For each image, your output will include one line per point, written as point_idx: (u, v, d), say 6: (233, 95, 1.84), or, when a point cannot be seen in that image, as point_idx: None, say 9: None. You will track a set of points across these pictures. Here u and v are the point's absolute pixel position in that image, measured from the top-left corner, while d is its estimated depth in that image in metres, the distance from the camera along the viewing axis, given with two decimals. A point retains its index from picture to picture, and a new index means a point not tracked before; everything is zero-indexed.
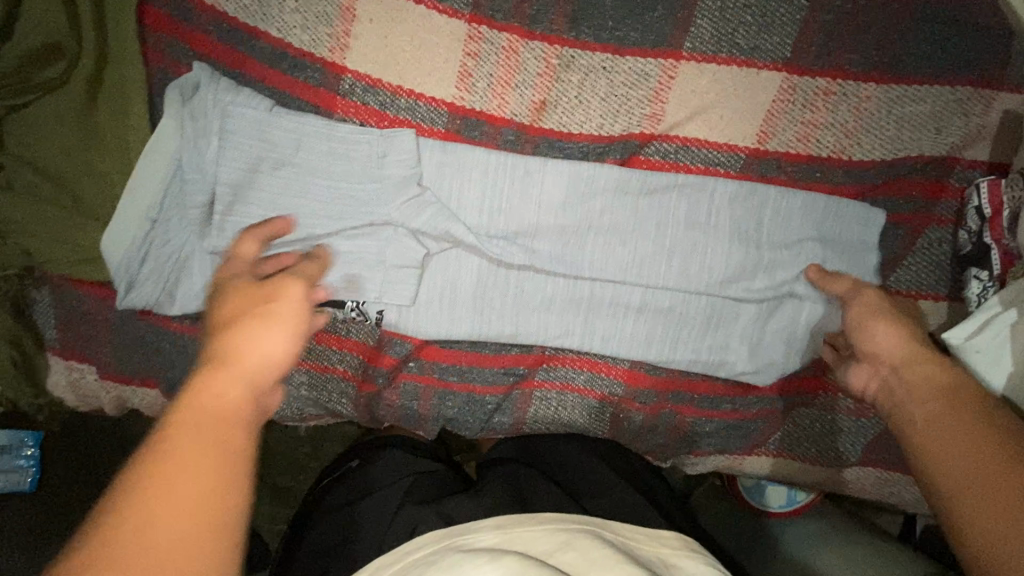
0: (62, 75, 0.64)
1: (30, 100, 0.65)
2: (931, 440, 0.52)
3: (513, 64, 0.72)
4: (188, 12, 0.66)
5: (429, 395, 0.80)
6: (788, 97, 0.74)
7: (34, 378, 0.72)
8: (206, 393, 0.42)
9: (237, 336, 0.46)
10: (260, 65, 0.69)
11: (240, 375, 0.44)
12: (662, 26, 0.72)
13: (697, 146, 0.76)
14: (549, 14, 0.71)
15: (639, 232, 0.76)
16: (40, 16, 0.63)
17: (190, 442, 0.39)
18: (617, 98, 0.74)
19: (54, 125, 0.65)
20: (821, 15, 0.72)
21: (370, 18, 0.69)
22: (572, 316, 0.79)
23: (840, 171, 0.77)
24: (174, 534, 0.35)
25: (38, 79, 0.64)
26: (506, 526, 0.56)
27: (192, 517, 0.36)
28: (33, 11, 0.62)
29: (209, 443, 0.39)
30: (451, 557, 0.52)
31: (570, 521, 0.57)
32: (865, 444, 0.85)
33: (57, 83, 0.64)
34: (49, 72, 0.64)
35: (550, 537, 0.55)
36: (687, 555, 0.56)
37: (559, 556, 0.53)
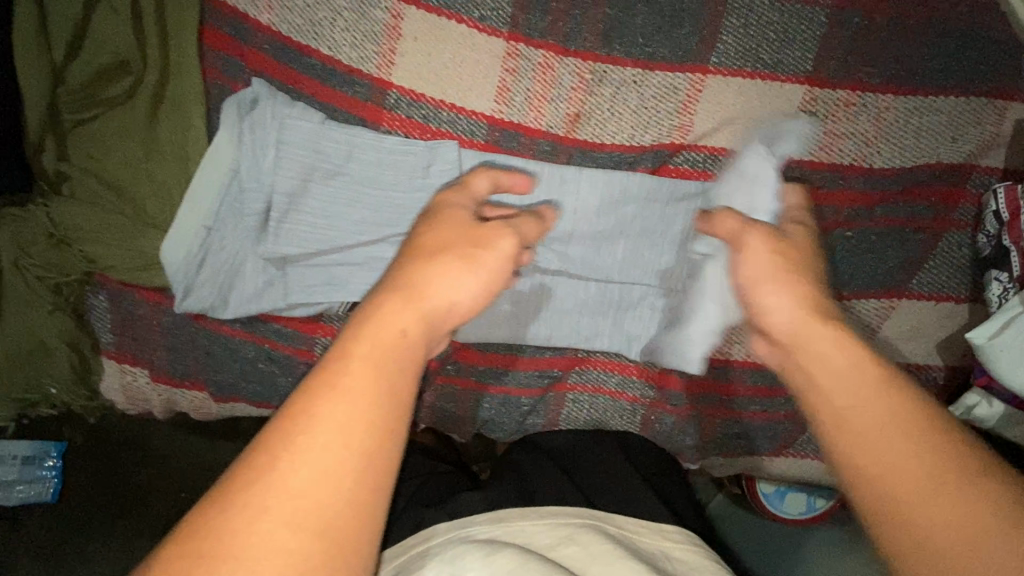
0: (128, 91, 0.68)
1: (96, 115, 0.68)
2: (879, 458, 0.46)
3: (549, 78, 0.76)
4: (245, 31, 0.70)
5: (466, 397, 0.84)
6: (810, 108, 0.78)
7: (88, 381, 0.75)
8: (380, 340, 0.47)
9: (429, 273, 0.53)
10: (310, 81, 0.72)
11: (395, 333, 0.48)
12: (689, 42, 0.76)
13: (724, 155, 0.79)
14: (582, 32, 0.75)
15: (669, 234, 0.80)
16: (109, 36, 0.67)
17: (357, 400, 0.44)
18: (647, 110, 0.77)
19: (118, 137, 0.68)
20: (839, 31, 0.76)
21: (414, 37, 0.73)
22: (602, 318, 0.82)
23: (863, 178, 0.80)
24: (340, 484, 0.42)
25: (106, 95, 0.68)
26: (509, 520, 0.60)
27: (352, 432, 0.43)
28: (103, 32, 0.67)
29: (373, 404, 0.44)
30: (454, 547, 0.56)
31: (573, 517, 0.61)
32: None
33: (122, 98, 0.68)
34: (115, 88, 0.68)
35: (555, 532, 0.59)
36: (686, 551, 0.61)
37: (561, 550, 0.57)
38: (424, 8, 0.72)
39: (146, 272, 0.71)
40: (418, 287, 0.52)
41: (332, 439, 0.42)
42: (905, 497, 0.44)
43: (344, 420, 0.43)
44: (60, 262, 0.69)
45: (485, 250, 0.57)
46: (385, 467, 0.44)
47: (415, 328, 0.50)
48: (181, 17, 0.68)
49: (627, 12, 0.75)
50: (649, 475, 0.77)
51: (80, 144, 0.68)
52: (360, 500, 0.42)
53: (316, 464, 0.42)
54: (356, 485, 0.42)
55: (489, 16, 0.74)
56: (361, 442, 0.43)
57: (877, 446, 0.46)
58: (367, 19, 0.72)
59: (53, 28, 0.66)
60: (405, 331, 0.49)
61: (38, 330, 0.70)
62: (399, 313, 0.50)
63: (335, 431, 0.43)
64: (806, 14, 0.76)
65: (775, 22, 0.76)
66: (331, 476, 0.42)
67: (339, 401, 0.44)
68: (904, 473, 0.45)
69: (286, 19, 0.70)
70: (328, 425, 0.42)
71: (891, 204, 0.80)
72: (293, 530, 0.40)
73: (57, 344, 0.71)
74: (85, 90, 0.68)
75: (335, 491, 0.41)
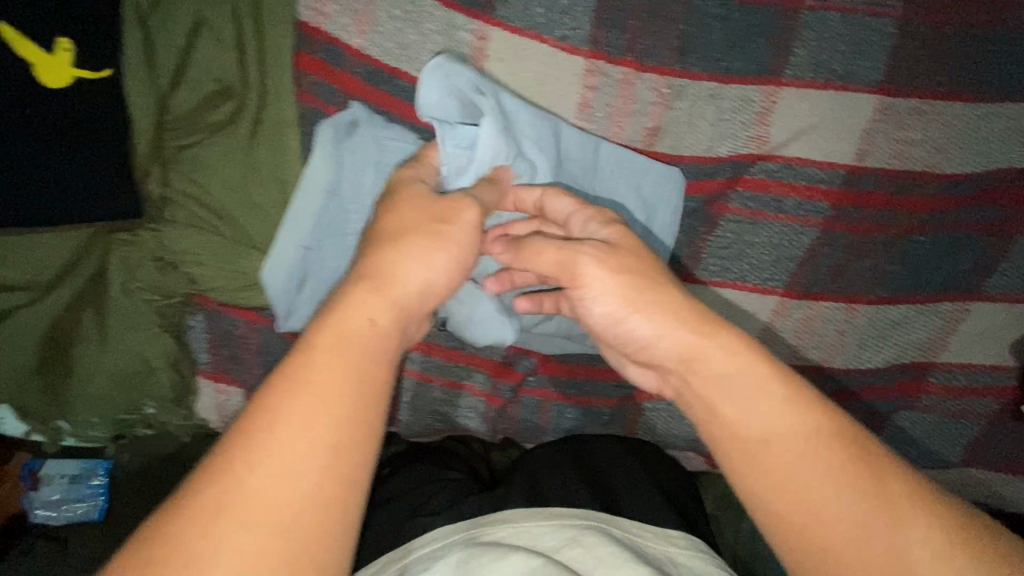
0: (230, 117, 0.70)
1: (197, 140, 0.70)
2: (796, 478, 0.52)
3: (628, 94, 0.78)
4: (339, 56, 0.72)
5: (547, 407, 0.84)
6: (882, 117, 0.80)
7: (185, 402, 0.76)
8: (342, 339, 0.50)
9: (400, 257, 0.56)
10: (402, 102, 0.74)
11: (380, 334, 0.52)
12: (763, 55, 0.78)
13: (799, 165, 0.81)
14: (660, 48, 0.77)
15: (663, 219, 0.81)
16: (212, 63, 0.69)
17: (329, 395, 0.47)
18: (723, 122, 0.79)
19: (220, 161, 0.70)
20: (908, 41, 0.78)
21: (499, 57, 0.75)
22: None
23: (935, 183, 0.81)
24: (318, 479, 0.45)
25: (209, 121, 0.70)
26: (514, 520, 0.62)
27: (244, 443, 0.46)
28: (206, 59, 0.68)
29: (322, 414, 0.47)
30: (457, 553, 0.58)
31: (576, 517, 0.63)
32: (965, 443, 0.90)
33: (224, 123, 0.70)
34: (217, 114, 0.70)
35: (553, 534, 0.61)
36: (691, 555, 0.63)
37: (566, 552, 0.59)
38: (509, 30, 0.74)
39: (245, 292, 0.73)
40: (389, 275, 0.55)
41: (298, 439, 0.45)
42: (826, 504, 0.51)
43: (314, 419, 0.46)
44: (165, 285, 0.71)
45: (452, 226, 0.59)
46: (359, 463, 0.47)
47: (388, 316, 0.53)
48: (279, 43, 0.70)
49: (703, 28, 0.77)
50: (663, 485, 0.77)
51: (183, 170, 0.70)
52: (316, 516, 0.44)
53: (273, 463, 0.44)
54: (338, 478, 0.46)
55: (571, 35, 0.76)
56: (347, 441, 0.47)
57: (802, 462, 0.52)
58: (454, 42, 0.74)
59: (158, 54, 0.67)
60: (375, 320, 0.52)
61: (143, 351, 0.72)
62: (365, 304, 0.52)
63: (309, 431, 0.46)
64: (876, 26, 0.78)
65: (847, 33, 0.78)
66: (301, 475, 0.45)
67: (310, 399, 0.47)
68: (826, 488, 0.52)
69: (377, 43, 0.72)
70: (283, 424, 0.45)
71: (963, 209, 0.82)
72: (298, 518, 0.44)
73: (160, 365, 0.73)
74: (190, 116, 0.69)
75: (291, 489, 0.44)
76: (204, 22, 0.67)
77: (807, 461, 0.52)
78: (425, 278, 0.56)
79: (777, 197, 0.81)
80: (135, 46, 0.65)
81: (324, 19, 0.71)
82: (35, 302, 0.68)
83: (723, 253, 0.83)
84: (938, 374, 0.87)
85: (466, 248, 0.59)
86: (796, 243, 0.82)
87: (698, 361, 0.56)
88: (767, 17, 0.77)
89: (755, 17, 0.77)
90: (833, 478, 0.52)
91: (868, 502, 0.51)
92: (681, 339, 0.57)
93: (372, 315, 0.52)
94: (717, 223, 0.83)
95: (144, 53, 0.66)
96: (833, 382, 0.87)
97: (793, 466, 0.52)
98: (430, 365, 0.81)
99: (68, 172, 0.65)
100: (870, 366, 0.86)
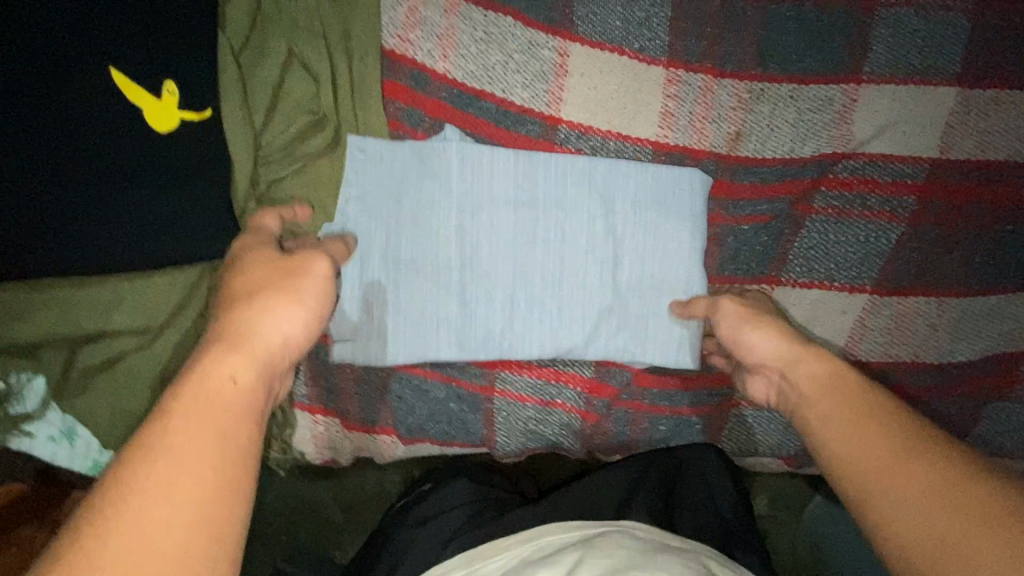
0: (326, 144, 0.72)
1: (296, 171, 0.72)
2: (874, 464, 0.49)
3: (709, 101, 0.78)
4: (424, 81, 0.73)
5: (640, 420, 0.82)
6: (963, 108, 0.80)
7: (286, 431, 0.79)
8: (211, 394, 0.46)
9: (257, 311, 0.54)
10: (487, 124, 0.75)
11: (245, 387, 0.49)
12: (841, 53, 0.78)
13: (883, 161, 0.80)
14: (737, 53, 0.78)
15: (640, 215, 0.77)
16: (305, 96, 0.71)
17: (196, 437, 0.43)
18: (804, 123, 0.79)
19: (319, 189, 0.73)
20: (984, 32, 0.78)
21: (581, 72, 0.75)
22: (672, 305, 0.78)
23: (1021, 170, 0.81)
24: (193, 509, 0.40)
25: (306, 151, 0.72)
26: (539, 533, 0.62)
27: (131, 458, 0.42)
28: (299, 91, 0.71)
29: (215, 444, 0.44)
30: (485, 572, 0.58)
31: (599, 525, 0.63)
32: None
33: (321, 151, 0.72)
34: (313, 143, 0.72)
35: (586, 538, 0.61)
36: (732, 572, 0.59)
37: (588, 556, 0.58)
38: (588, 45, 0.75)
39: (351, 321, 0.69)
40: (233, 356, 0.50)
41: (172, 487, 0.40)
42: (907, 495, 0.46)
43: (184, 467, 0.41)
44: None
45: (303, 279, 0.59)
46: (234, 515, 0.42)
47: (252, 376, 0.50)
48: (368, 69, 0.71)
49: (779, 32, 0.77)
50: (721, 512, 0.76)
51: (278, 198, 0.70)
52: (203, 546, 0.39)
53: (129, 521, 0.38)
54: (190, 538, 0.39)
55: (649, 46, 0.76)
56: (199, 498, 0.41)
57: (865, 445, 0.51)
58: (536, 60, 0.74)
59: (253, 93, 0.70)
60: (239, 379, 0.49)
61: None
62: (248, 373, 0.49)
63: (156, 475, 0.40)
64: (951, 18, 0.78)
65: (923, 26, 0.78)
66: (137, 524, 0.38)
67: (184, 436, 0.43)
68: (901, 467, 0.48)
69: (460, 67, 0.73)
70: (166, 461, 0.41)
71: None
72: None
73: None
74: (285, 149, 0.72)
75: (163, 541, 0.38)
76: (294, 60, 0.70)
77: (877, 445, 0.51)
78: (281, 342, 0.55)
79: (863, 194, 0.80)
80: (232, 84, 0.68)
81: (408, 45, 0.72)
82: (150, 342, 0.70)
83: (808, 253, 0.82)
84: None
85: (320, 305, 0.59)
86: (883, 239, 0.82)
87: (793, 373, 0.62)
88: (842, 15, 0.78)
89: (830, 17, 0.77)
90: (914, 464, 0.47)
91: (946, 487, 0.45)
92: (773, 350, 0.64)
93: (237, 375, 0.49)
94: (804, 224, 0.81)
95: (239, 90, 0.68)
96: (929, 379, 0.84)
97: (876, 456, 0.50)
98: (523, 384, 0.80)
99: (175, 210, 0.66)
100: (964, 360, 0.84)
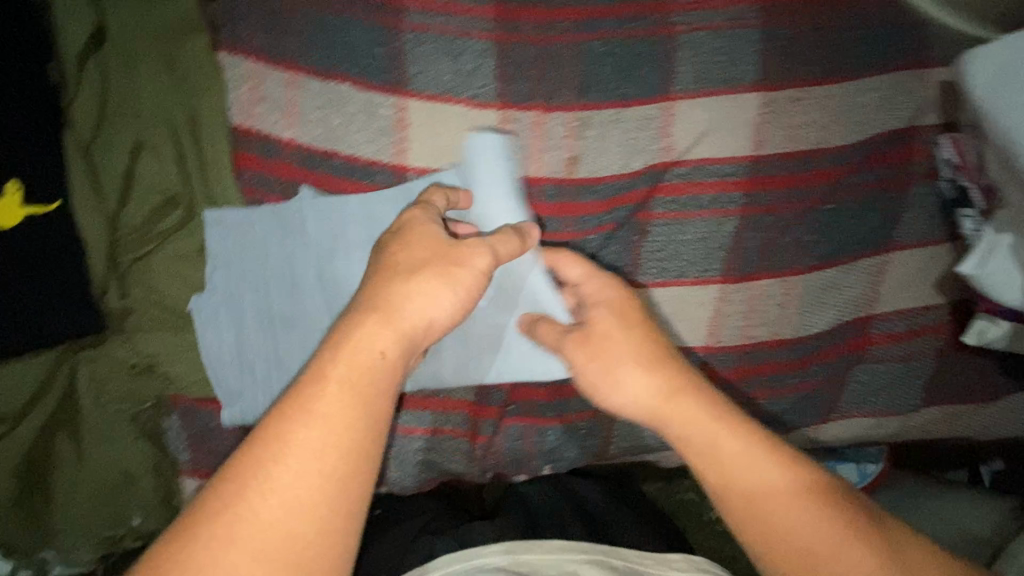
0: (178, 222, 0.78)
1: (152, 249, 0.78)
2: (745, 495, 0.64)
3: (541, 133, 0.86)
4: (272, 149, 0.79)
5: (528, 433, 0.87)
6: (768, 110, 0.89)
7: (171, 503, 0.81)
8: (353, 371, 0.57)
9: (408, 291, 0.63)
10: (338, 179, 0.81)
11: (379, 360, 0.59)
12: (652, 77, 0.88)
13: (707, 164, 0.89)
14: (562, 89, 0.86)
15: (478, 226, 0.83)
16: (156, 179, 0.77)
17: (322, 425, 0.54)
18: (631, 141, 0.88)
19: (174, 264, 0.78)
20: (773, 42, 0.89)
21: (420, 122, 0.82)
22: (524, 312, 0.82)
23: (829, 156, 0.90)
24: (312, 494, 0.53)
25: (160, 229, 0.77)
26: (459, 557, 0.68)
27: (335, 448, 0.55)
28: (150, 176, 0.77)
29: (337, 431, 0.55)
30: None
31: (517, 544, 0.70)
32: (923, 387, 0.95)
33: (173, 229, 0.78)
34: (166, 222, 0.77)
35: (555, 567, 0.69)
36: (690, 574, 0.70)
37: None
38: (423, 96, 0.82)
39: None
40: (313, 380, 0.57)
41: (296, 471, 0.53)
42: (783, 521, 0.62)
43: (323, 448, 0.54)
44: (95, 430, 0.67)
45: (460, 269, 0.66)
46: (347, 502, 0.54)
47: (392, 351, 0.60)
48: (216, 148, 0.77)
49: (596, 66, 0.87)
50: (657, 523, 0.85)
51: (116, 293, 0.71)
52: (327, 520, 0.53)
53: (245, 508, 0.52)
54: (317, 502, 0.53)
55: (480, 92, 0.84)
56: (330, 463, 0.54)
57: (758, 494, 0.63)
58: (376, 117, 0.81)
59: (103, 181, 0.76)
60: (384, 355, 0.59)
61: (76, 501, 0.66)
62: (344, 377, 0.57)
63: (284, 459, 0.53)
64: (743, 35, 0.89)
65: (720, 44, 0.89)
66: (258, 511, 0.52)
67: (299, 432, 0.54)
68: (772, 497, 0.63)
69: (306, 132, 0.79)
70: (290, 457, 0.53)
71: (859, 173, 0.91)
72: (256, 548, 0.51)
73: (143, 470, 0.78)
74: (140, 231, 0.77)
75: (298, 509, 0.52)
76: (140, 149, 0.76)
77: (754, 473, 0.64)
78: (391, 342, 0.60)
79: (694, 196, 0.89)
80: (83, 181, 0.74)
81: (253, 119, 0.78)
82: (7, 434, 0.74)
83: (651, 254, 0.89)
84: (879, 325, 0.93)
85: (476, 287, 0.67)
86: (721, 234, 0.89)
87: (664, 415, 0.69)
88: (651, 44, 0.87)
89: (639, 47, 0.87)
90: (776, 493, 0.63)
91: (799, 515, 0.62)
92: (648, 399, 0.70)
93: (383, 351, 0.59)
94: (648, 229, 0.89)
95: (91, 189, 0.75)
96: (783, 352, 0.92)
97: (754, 496, 0.63)
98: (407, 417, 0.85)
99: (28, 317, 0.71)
100: (815, 331, 0.92)
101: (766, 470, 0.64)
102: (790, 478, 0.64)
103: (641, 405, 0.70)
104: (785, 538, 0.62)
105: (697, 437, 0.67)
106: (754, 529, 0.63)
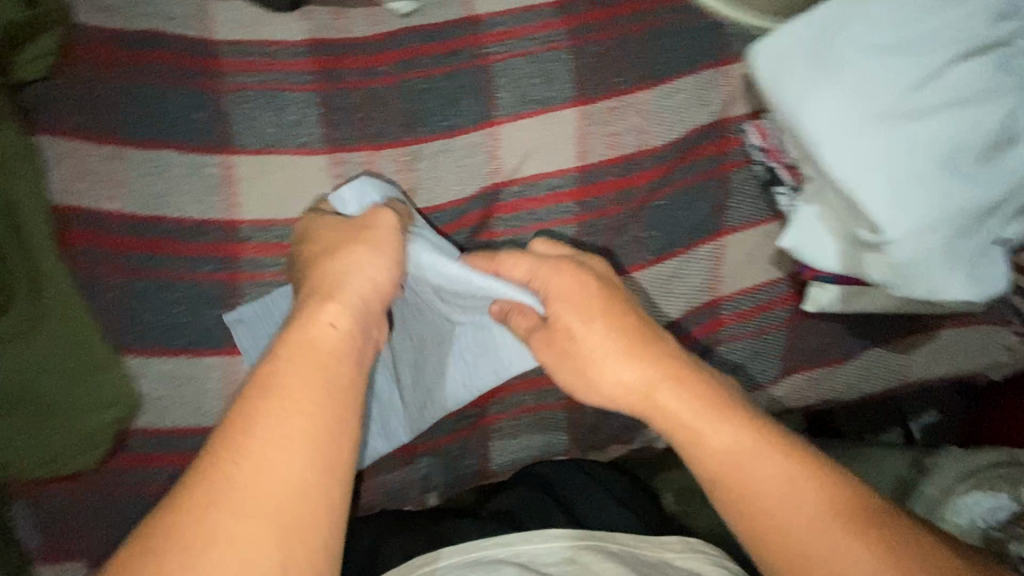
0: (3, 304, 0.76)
1: None
2: (747, 486, 0.64)
3: (372, 172, 0.89)
4: (99, 222, 0.82)
5: (404, 459, 0.93)
6: (585, 122, 0.94)
7: None
8: (313, 346, 0.58)
9: (341, 266, 0.67)
10: (171, 241, 0.84)
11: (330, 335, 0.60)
12: (471, 106, 0.91)
13: (537, 180, 0.94)
14: (388, 127, 0.90)
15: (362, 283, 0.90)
16: None
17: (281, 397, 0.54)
18: (461, 168, 0.92)
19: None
20: (583, 59, 0.94)
21: (251, 177, 0.86)
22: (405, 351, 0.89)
23: (651, 157, 0.96)
24: (297, 470, 0.51)
25: None
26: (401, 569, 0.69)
27: (285, 429, 0.52)
28: None
29: (319, 405, 0.54)
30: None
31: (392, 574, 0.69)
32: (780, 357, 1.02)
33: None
34: None
35: (554, 553, 0.71)
36: (689, 557, 0.73)
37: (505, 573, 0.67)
38: (247, 153, 0.86)
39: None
40: (309, 337, 0.59)
41: (294, 443, 0.52)
42: (796, 523, 0.62)
43: (290, 418, 0.53)
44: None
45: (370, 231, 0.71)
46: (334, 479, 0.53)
47: (344, 321, 0.62)
48: (38, 230, 0.78)
49: (417, 102, 0.90)
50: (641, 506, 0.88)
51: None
52: (322, 494, 0.51)
53: (274, 454, 0.51)
54: (320, 449, 0.52)
55: (307, 141, 0.87)
56: (297, 432, 0.52)
57: (761, 475, 0.64)
58: (205, 178, 0.85)
59: None
60: (336, 325, 0.61)
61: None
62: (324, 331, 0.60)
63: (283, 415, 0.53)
64: (553, 56, 0.93)
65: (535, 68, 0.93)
66: (265, 473, 0.50)
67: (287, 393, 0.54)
68: (767, 486, 0.64)
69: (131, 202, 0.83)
70: (259, 428, 0.52)
71: (682, 168, 0.97)
72: (276, 497, 0.49)
73: None
74: None
75: (280, 483, 0.50)
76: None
77: (761, 471, 0.64)
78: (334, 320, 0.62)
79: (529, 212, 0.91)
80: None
81: (76, 197, 0.81)
82: None
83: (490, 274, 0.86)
84: (726, 306, 1.01)
85: (394, 244, 0.70)
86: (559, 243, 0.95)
87: (658, 389, 0.70)
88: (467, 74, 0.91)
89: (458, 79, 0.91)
90: (774, 477, 0.64)
91: (807, 493, 0.62)
92: (630, 385, 0.72)
93: (333, 320, 0.61)
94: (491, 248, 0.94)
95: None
96: None
97: (760, 486, 0.64)
98: None
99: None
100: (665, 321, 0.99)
101: (753, 444, 0.66)
102: (798, 461, 0.65)
103: (628, 390, 0.72)
104: (790, 538, 0.62)
105: (690, 424, 0.69)
106: (771, 546, 0.63)
